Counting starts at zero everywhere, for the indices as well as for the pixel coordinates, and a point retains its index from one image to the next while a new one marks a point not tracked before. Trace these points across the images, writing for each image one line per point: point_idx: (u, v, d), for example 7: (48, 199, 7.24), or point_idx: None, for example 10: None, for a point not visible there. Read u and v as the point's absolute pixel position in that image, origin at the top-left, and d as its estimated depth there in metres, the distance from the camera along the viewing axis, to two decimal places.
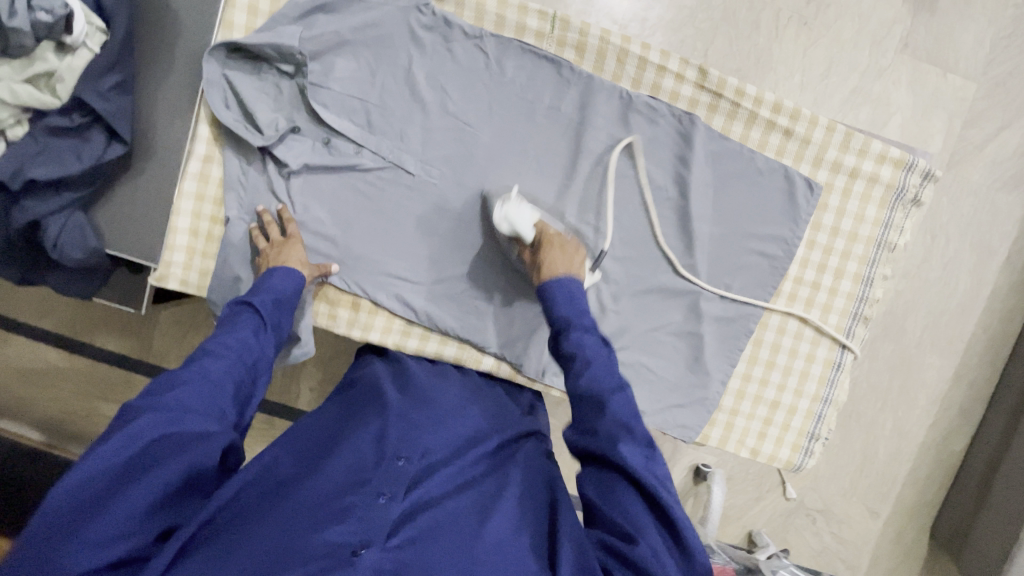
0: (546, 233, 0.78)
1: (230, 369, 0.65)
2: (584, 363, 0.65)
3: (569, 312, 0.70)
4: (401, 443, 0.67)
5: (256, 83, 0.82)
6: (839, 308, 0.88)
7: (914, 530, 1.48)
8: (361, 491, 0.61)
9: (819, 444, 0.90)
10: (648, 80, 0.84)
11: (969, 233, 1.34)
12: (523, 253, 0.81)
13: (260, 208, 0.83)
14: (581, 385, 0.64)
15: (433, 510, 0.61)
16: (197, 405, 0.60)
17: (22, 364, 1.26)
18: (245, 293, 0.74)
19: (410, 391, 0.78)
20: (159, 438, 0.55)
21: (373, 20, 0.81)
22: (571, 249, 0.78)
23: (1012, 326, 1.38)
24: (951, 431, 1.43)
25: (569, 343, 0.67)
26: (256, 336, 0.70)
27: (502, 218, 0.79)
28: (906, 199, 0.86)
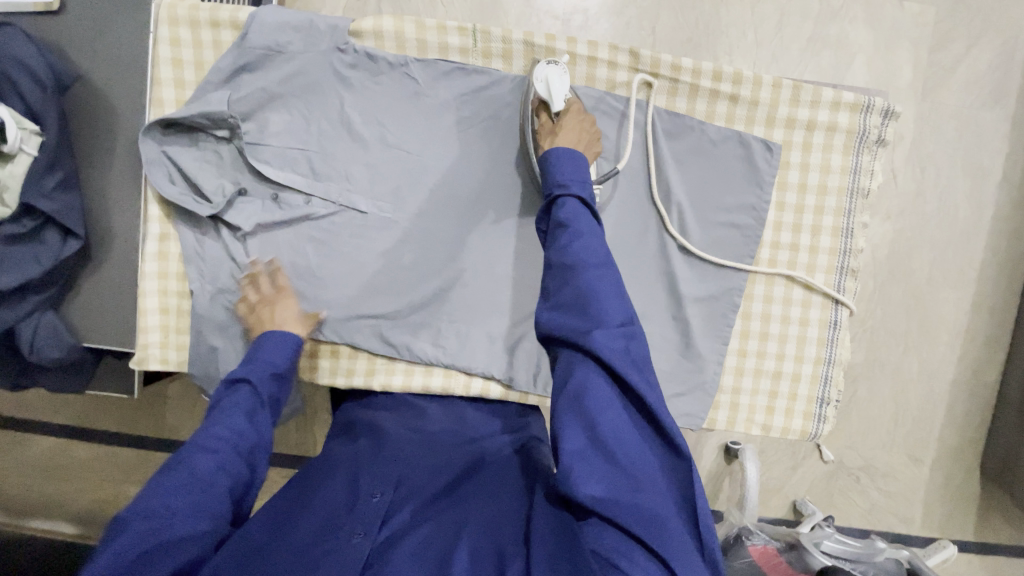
0: (576, 106, 0.77)
1: (221, 462, 0.62)
2: (573, 233, 0.64)
3: (571, 177, 0.68)
4: (373, 480, 0.68)
5: (195, 153, 0.82)
6: (824, 265, 0.85)
7: (963, 472, 1.44)
8: (337, 535, 0.60)
9: (832, 408, 0.87)
10: (581, 73, 0.82)
11: (958, 158, 1.31)
12: (540, 119, 0.78)
13: (251, 258, 0.82)
14: (562, 255, 0.63)
15: (410, 542, 0.59)
16: (184, 507, 0.56)
17: (44, 463, 1.27)
18: (236, 367, 0.72)
19: (381, 435, 0.78)
20: (143, 541, 0.53)
21: (297, 69, 0.80)
22: (592, 133, 0.76)
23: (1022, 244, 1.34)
24: (981, 362, 1.39)
25: (564, 210, 0.66)
26: (251, 418, 0.68)
27: (540, 77, 0.77)
28: (870, 140, 0.82)
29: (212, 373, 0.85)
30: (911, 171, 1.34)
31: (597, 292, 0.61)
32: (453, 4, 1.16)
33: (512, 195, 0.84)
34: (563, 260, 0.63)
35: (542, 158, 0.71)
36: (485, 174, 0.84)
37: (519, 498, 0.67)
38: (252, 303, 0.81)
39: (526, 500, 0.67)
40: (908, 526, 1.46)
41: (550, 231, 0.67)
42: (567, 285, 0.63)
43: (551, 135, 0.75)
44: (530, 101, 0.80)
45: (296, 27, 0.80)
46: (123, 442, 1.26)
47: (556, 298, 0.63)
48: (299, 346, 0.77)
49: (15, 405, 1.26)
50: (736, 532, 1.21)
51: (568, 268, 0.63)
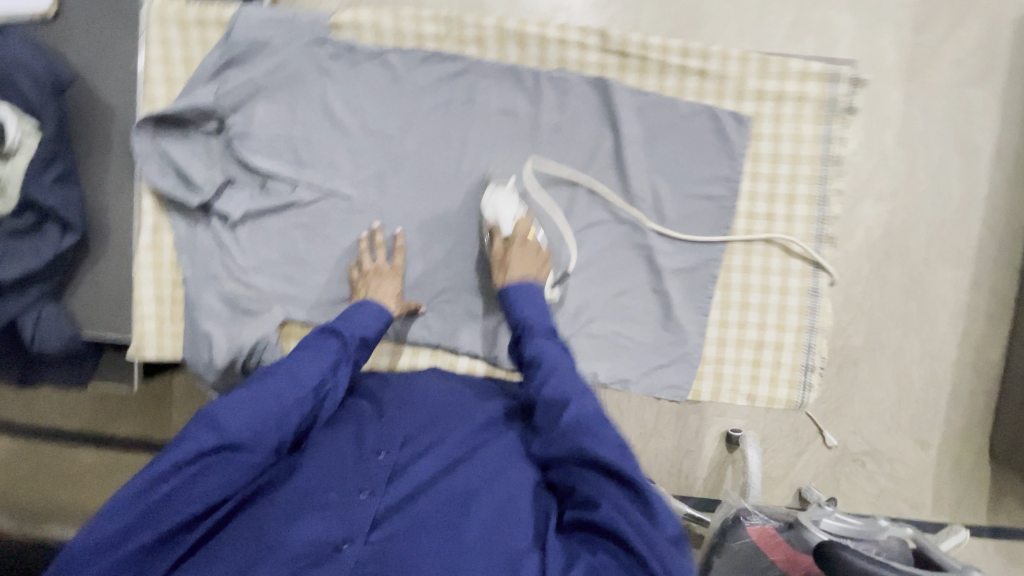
0: (524, 232, 0.81)
1: (298, 401, 0.65)
2: (546, 368, 0.68)
3: (531, 314, 0.75)
4: (379, 439, 0.67)
5: (186, 146, 0.86)
6: (801, 233, 0.86)
7: (973, 454, 1.42)
8: (341, 489, 0.60)
9: (816, 376, 0.87)
10: (552, 56, 0.85)
11: (948, 136, 1.32)
12: (494, 242, 0.83)
13: (377, 225, 0.86)
14: (541, 388, 0.66)
15: (425, 500, 0.60)
16: (258, 434, 0.60)
17: (55, 469, 1.29)
18: (333, 320, 0.76)
19: (388, 395, 0.76)
20: (212, 454, 0.56)
21: (280, 62, 0.84)
22: (540, 258, 0.81)
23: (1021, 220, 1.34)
24: (985, 340, 1.38)
25: (530, 346, 0.71)
26: (333, 369, 0.71)
27: (490, 205, 0.83)
28: (840, 109, 0.84)
29: (205, 359, 0.87)
30: (903, 151, 1.34)
31: (585, 422, 0.61)
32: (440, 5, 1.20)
33: (493, 175, 0.86)
34: (548, 397, 0.65)
35: (500, 295, 0.79)
36: (463, 156, 0.86)
37: (523, 468, 0.67)
38: (363, 267, 0.85)
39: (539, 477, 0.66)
40: (919, 512, 1.44)
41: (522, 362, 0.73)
42: (553, 418, 0.64)
43: (503, 269, 0.81)
44: (484, 224, 0.85)
45: (279, 22, 0.84)
46: (131, 446, 1.28)
47: (546, 433, 0.64)
48: (390, 323, 0.81)
49: (28, 412, 1.29)
50: (733, 513, 1.20)
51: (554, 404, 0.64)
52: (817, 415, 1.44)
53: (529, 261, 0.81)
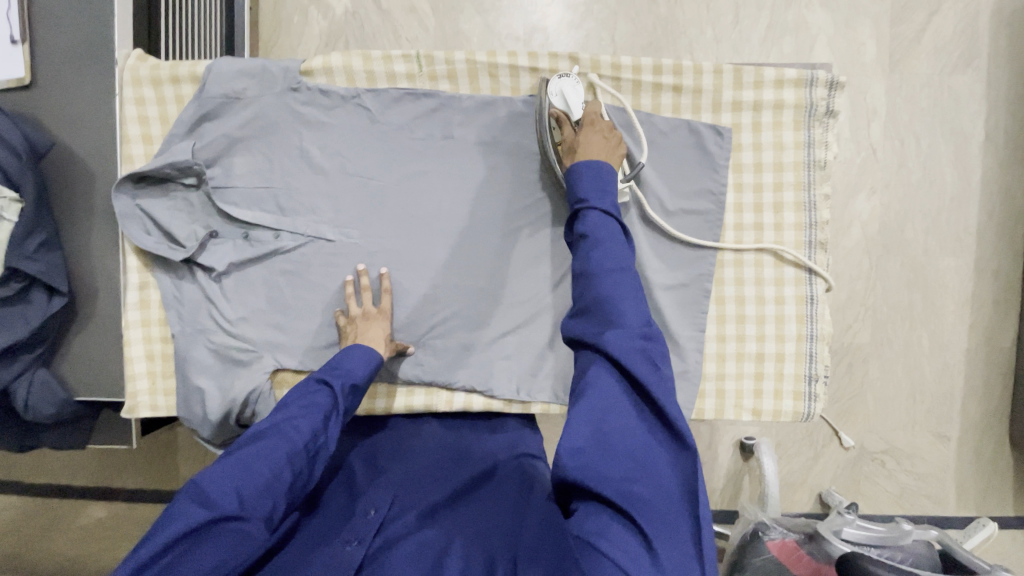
0: (593, 117, 0.77)
1: (292, 458, 0.63)
2: (592, 242, 0.65)
3: (591, 188, 0.68)
4: (369, 499, 0.70)
5: (168, 203, 0.86)
6: (792, 241, 0.84)
7: (993, 443, 1.42)
8: (330, 543, 0.63)
9: (821, 385, 0.85)
10: (526, 84, 0.85)
11: (935, 126, 1.34)
12: (562, 132, 0.78)
13: (360, 267, 0.84)
14: (584, 263, 0.64)
15: (405, 544, 0.62)
16: (253, 499, 0.57)
17: (63, 526, 1.28)
18: (321, 370, 0.74)
19: (378, 462, 0.80)
20: (207, 528, 0.53)
21: (255, 113, 0.84)
22: (615, 139, 0.75)
23: (1017, 203, 1.36)
24: (995, 327, 1.39)
25: (585, 222, 0.66)
26: (325, 421, 0.69)
27: (556, 90, 0.80)
28: (819, 114, 0.83)
29: (198, 415, 0.86)
30: (892, 144, 1.36)
31: (612, 296, 0.61)
32: (419, 38, 1.22)
33: (477, 206, 0.86)
34: (584, 270, 0.64)
35: (566, 171, 0.72)
36: (445, 191, 0.86)
37: (511, 513, 0.68)
38: (350, 314, 0.84)
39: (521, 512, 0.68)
40: (945, 508, 1.43)
41: (574, 240, 0.68)
42: (585, 293, 0.64)
43: (571, 151, 0.75)
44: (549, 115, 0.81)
45: (251, 73, 0.84)
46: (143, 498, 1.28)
47: (576, 306, 0.65)
48: (381, 365, 0.79)
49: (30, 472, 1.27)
50: (752, 529, 1.17)
51: (585, 278, 0.64)
52: (831, 416, 1.42)
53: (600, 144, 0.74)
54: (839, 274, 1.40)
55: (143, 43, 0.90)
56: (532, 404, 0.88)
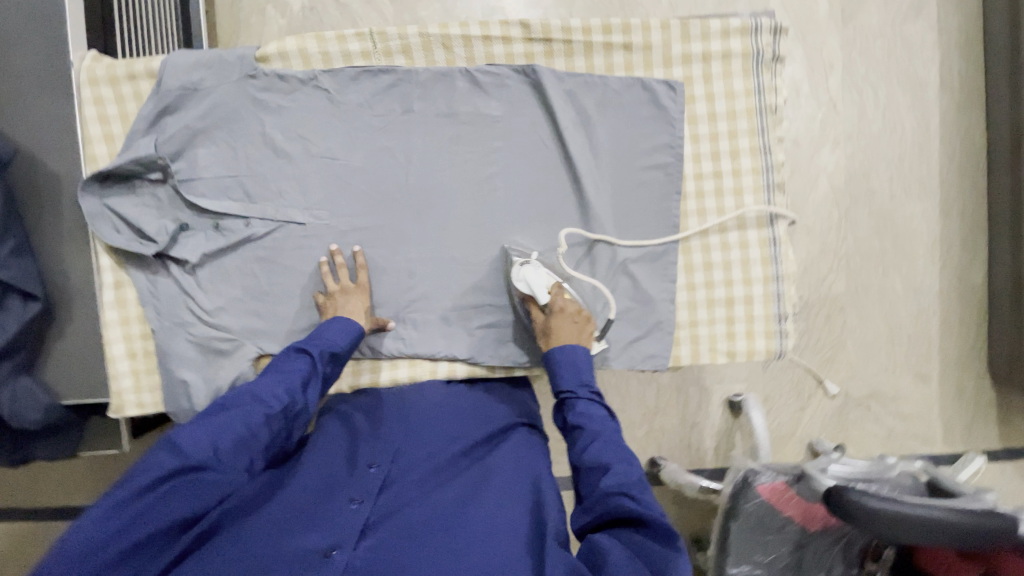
0: (562, 300, 0.81)
1: (268, 419, 0.66)
2: (591, 436, 0.68)
3: (573, 381, 0.74)
4: (371, 452, 0.74)
5: (136, 200, 0.87)
6: (750, 185, 0.87)
7: (973, 379, 1.46)
8: (333, 500, 0.67)
9: (790, 322, 0.88)
10: (480, 53, 0.86)
11: (891, 75, 1.39)
12: (533, 314, 0.83)
13: (334, 247, 0.86)
14: (581, 457, 0.67)
15: (408, 511, 0.66)
16: (227, 454, 0.61)
17: None
18: (303, 339, 0.76)
19: (378, 410, 0.81)
20: (180, 477, 0.57)
21: (214, 104, 0.85)
22: (583, 319, 0.81)
23: (976, 143, 1.41)
24: (964, 266, 1.43)
25: (576, 414, 0.71)
26: (303, 386, 0.71)
27: (520, 278, 0.82)
28: (766, 59, 0.86)
29: (186, 407, 0.88)
30: (852, 96, 1.40)
31: (620, 484, 0.62)
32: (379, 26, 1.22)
33: (443, 178, 0.87)
34: (588, 462, 0.66)
35: (546, 362, 0.77)
36: (410, 165, 0.87)
37: (523, 480, 0.72)
38: (328, 290, 0.85)
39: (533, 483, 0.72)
40: (931, 446, 1.47)
41: (566, 431, 0.71)
42: (593, 483, 0.64)
43: (546, 335, 0.80)
44: (518, 296, 0.84)
45: (207, 64, 0.84)
46: None
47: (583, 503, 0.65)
48: (362, 335, 0.81)
49: (32, 495, 1.26)
50: (742, 476, 1.15)
51: (595, 469, 0.65)
52: (814, 366, 1.45)
53: (571, 328, 0.80)
54: (812, 227, 1.42)
55: (99, 43, 0.91)
56: (514, 368, 0.90)
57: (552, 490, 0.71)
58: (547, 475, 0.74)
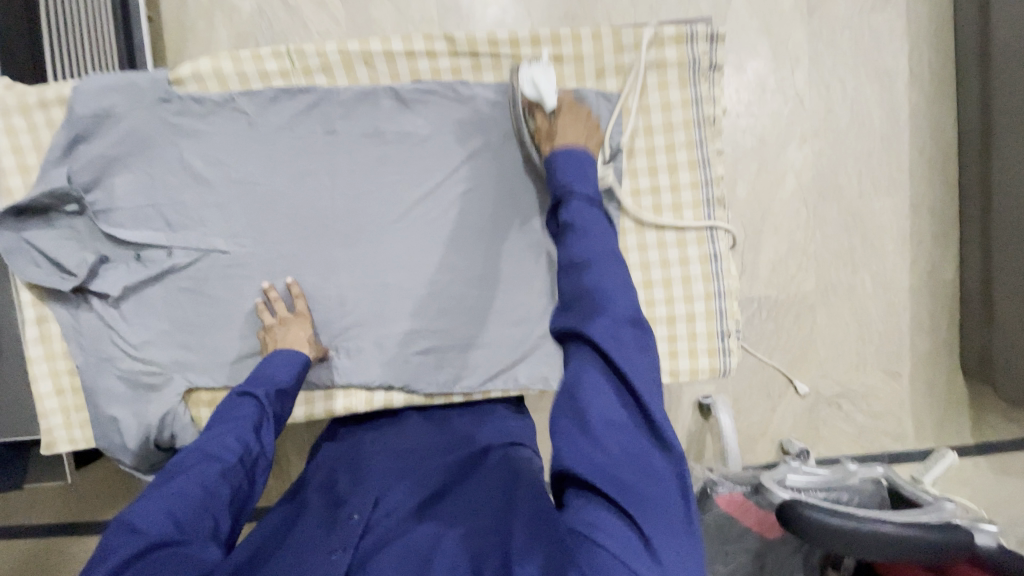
0: (570, 103, 0.75)
1: (225, 475, 0.63)
2: (577, 231, 0.61)
3: (575, 177, 0.65)
4: (353, 504, 0.68)
5: (54, 233, 0.83)
6: (690, 201, 0.84)
7: (945, 374, 1.45)
8: (314, 555, 0.60)
9: (733, 339, 0.86)
10: (404, 69, 0.83)
11: (859, 67, 1.36)
12: (538, 121, 0.76)
13: (266, 284, 0.83)
14: (569, 253, 0.61)
15: (391, 549, 0.59)
16: (190, 522, 0.57)
17: (32, 566, 1.22)
18: (244, 382, 0.74)
19: (360, 466, 0.78)
20: (147, 556, 0.52)
21: (128, 130, 0.81)
22: (592, 127, 0.74)
23: (946, 136, 1.38)
24: (935, 261, 1.41)
25: (568, 210, 0.63)
26: (256, 433, 0.69)
27: (526, 78, 0.76)
28: (703, 68, 0.83)
29: (118, 443, 0.84)
30: (819, 90, 1.36)
31: (604, 288, 0.58)
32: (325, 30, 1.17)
33: (374, 200, 0.84)
34: (572, 259, 0.61)
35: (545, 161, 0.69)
36: (338, 188, 0.84)
37: (500, 488, 0.66)
38: (267, 324, 0.82)
39: (507, 486, 0.66)
40: (903, 443, 1.46)
41: (559, 232, 0.64)
42: (570, 283, 0.61)
43: (550, 138, 0.73)
44: (523, 102, 0.78)
45: (117, 88, 0.81)
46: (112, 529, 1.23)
47: (562, 297, 0.61)
48: (308, 364, 0.80)
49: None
50: (701, 485, 1.18)
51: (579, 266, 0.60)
52: (784, 366, 1.42)
53: (575, 131, 0.72)
54: (780, 225, 1.39)
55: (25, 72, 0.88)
56: (454, 394, 0.87)
57: (530, 487, 0.64)
58: (524, 473, 0.69)
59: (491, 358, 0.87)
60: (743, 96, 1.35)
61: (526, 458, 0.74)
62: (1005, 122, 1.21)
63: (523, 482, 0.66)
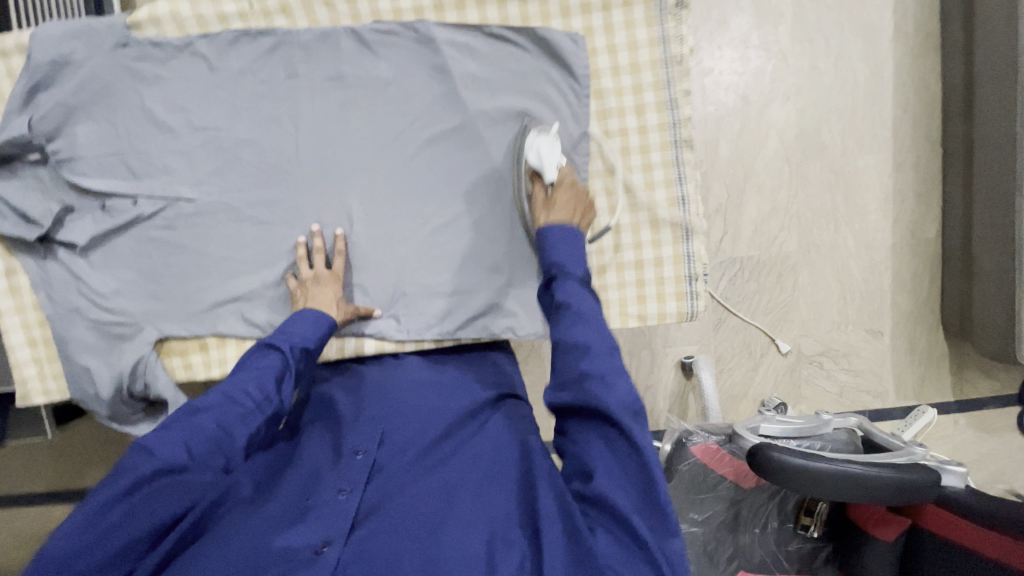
0: (570, 178, 0.78)
1: (244, 419, 0.65)
2: (573, 311, 0.63)
3: (566, 258, 0.69)
4: (356, 439, 0.71)
5: (18, 184, 0.82)
6: (657, 142, 0.85)
7: (927, 332, 1.45)
8: (321, 492, 0.65)
9: (700, 283, 0.86)
10: (365, 10, 0.82)
11: (844, 21, 1.34)
12: (534, 190, 0.79)
13: (314, 227, 0.83)
14: (566, 332, 0.62)
15: (399, 501, 0.63)
16: (203, 453, 0.61)
17: (28, 533, 1.25)
18: (270, 332, 0.74)
19: (363, 391, 0.80)
20: (156, 480, 0.57)
21: (87, 76, 0.80)
22: (585, 205, 0.77)
23: (931, 89, 1.36)
24: (918, 219, 1.41)
25: (563, 290, 0.65)
26: (277, 383, 0.70)
27: (532, 147, 0.79)
28: (670, 6, 0.82)
29: (92, 394, 0.84)
30: (803, 45, 1.34)
31: (601, 375, 0.59)
32: None
33: (341, 145, 0.84)
34: (569, 343, 0.62)
35: (536, 235, 0.73)
36: (305, 136, 0.83)
37: (512, 458, 0.69)
38: (302, 276, 0.82)
39: (522, 455, 0.70)
40: (883, 400, 1.46)
41: (552, 309, 0.66)
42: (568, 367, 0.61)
43: (544, 209, 0.77)
44: (524, 168, 0.81)
45: (76, 34, 0.79)
46: None
47: (558, 379, 0.62)
48: (334, 328, 0.78)
49: None
50: (676, 439, 1.21)
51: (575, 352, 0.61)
52: (766, 326, 1.42)
53: (566, 208, 0.76)
54: (762, 184, 1.38)
55: None
56: (425, 341, 0.87)
57: (543, 466, 0.66)
58: (534, 442, 0.72)
59: (461, 305, 0.86)
60: (725, 53, 1.33)
61: (525, 416, 0.79)
62: (984, 72, 1.20)
63: (539, 454, 0.68)
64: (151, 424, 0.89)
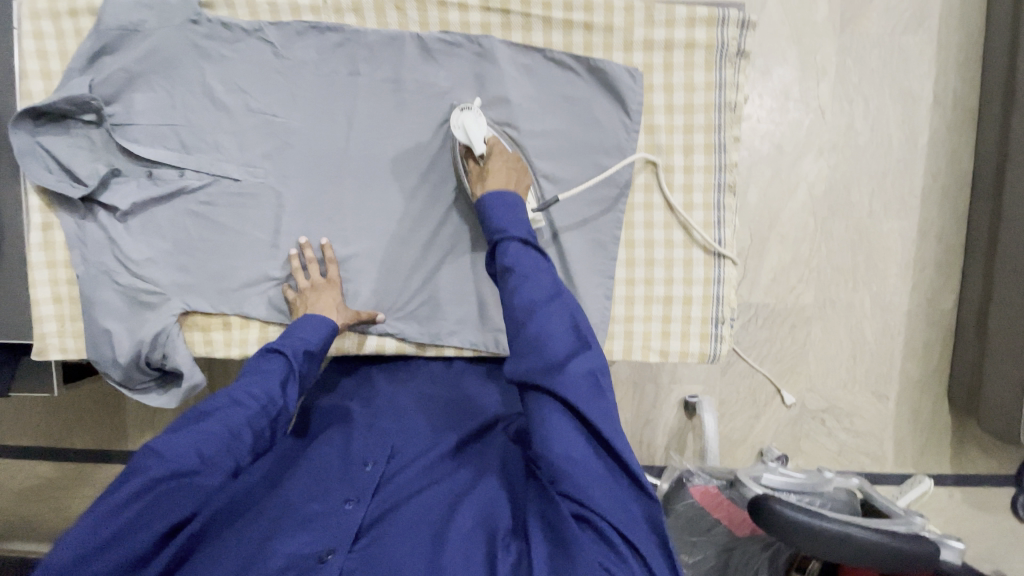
0: (498, 145, 0.79)
1: (250, 421, 0.65)
2: (518, 276, 0.65)
3: (506, 221, 0.70)
4: (366, 450, 0.71)
5: (68, 140, 0.83)
6: (701, 184, 0.86)
7: (931, 402, 1.45)
8: (326, 498, 0.64)
9: (725, 327, 0.87)
10: (433, 19, 0.83)
11: (885, 87, 1.36)
12: (469, 166, 0.80)
13: (302, 240, 0.84)
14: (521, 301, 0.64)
15: (403, 512, 0.63)
16: (213, 455, 0.61)
17: (13, 484, 1.24)
18: (276, 339, 0.75)
19: (376, 403, 0.80)
20: (167, 483, 0.57)
21: (154, 46, 0.81)
22: (519, 170, 0.78)
23: (964, 164, 1.37)
24: (936, 290, 1.41)
25: (506, 255, 0.67)
26: (282, 387, 0.70)
27: (459, 125, 0.79)
28: (730, 54, 0.83)
29: (108, 357, 0.83)
30: (842, 104, 1.36)
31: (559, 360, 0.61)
32: None
33: (390, 146, 0.85)
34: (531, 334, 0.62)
35: (478, 208, 0.74)
36: (356, 134, 0.84)
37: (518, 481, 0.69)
38: (299, 290, 0.83)
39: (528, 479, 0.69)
40: (880, 465, 1.46)
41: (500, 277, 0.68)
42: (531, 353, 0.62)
43: (480, 180, 0.77)
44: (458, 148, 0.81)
45: (149, 4, 0.80)
46: (92, 457, 1.24)
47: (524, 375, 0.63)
48: (335, 332, 0.79)
49: None
50: (675, 477, 1.20)
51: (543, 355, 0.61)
52: (773, 375, 1.42)
53: (503, 173, 0.77)
54: (786, 235, 1.39)
55: None
56: (447, 347, 0.88)
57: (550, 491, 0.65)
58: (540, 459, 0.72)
59: (485, 317, 0.87)
60: (765, 102, 1.35)
61: None
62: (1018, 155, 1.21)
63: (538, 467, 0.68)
64: (160, 395, 0.88)
